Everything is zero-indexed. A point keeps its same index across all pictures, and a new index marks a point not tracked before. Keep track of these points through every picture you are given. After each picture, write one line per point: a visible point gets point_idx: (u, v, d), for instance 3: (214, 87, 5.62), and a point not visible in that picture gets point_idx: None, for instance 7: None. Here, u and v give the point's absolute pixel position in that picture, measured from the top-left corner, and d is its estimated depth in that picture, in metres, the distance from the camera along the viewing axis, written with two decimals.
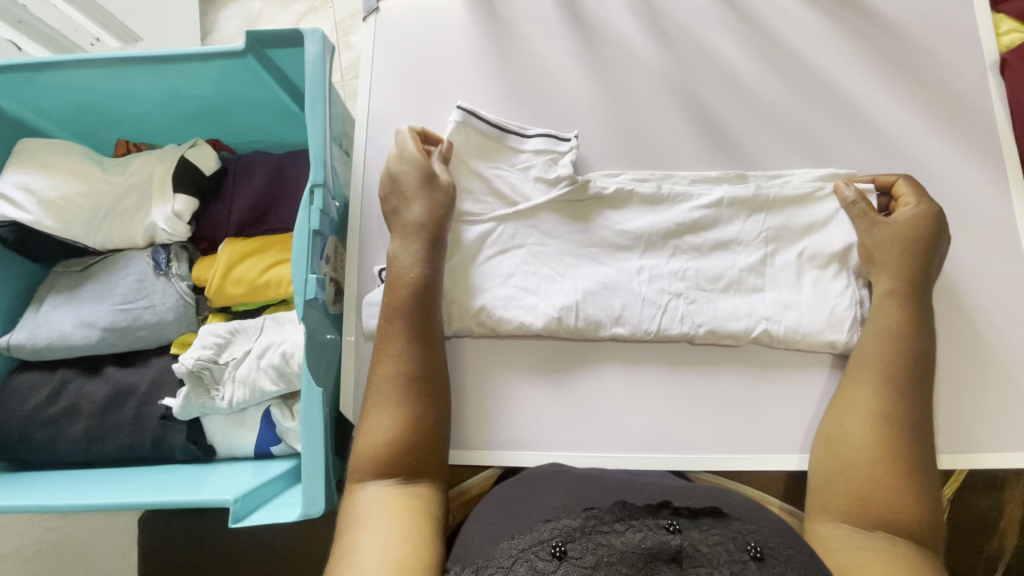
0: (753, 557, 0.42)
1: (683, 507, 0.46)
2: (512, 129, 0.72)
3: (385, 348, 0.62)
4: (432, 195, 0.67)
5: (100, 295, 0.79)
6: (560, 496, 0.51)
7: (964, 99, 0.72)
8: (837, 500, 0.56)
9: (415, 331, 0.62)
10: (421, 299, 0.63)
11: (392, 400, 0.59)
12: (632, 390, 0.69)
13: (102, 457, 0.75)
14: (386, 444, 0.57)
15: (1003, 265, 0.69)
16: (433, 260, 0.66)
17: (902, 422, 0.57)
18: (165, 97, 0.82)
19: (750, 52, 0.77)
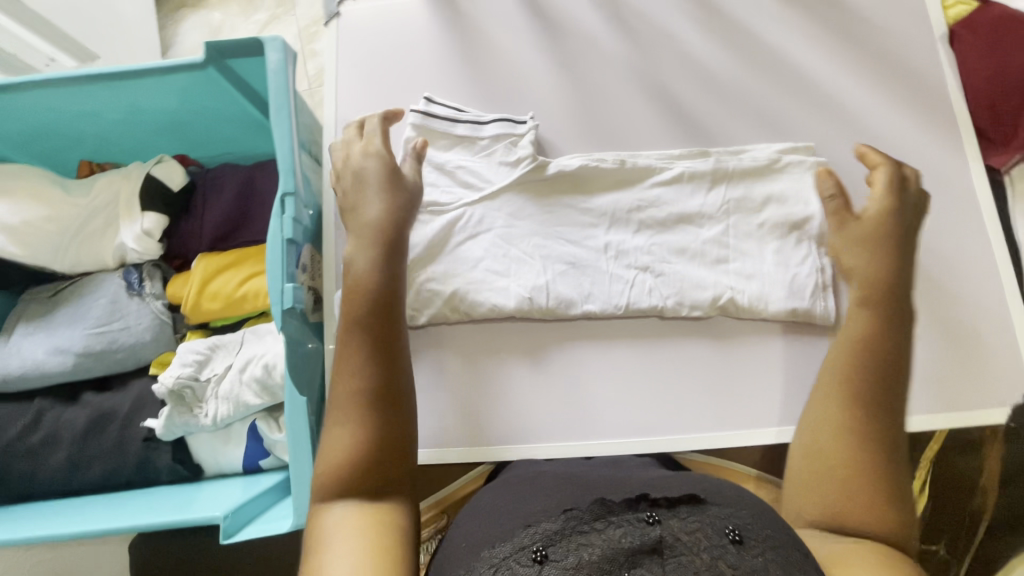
0: (732, 540, 0.41)
1: (661, 497, 0.45)
2: (469, 119, 0.73)
3: (341, 362, 0.55)
4: (392, 194, 0.63)
5: (73, 320, 0.77)
6: (540, 498, 0.50)
7: (917, 71, 0.74)
8: (820, 493, 0.50)
9: (373, 344, 0.55)
10: (381, 304, 0.57)
11: (352, 413, 0.52)
12: (612, 375, 0.70)
13: (85, 484, 0.74)
14: (346, 464, 0.50)
15: (963, 228, 0.71)
16: (393, 265, 0.60)
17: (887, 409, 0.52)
18: (126, 114, 0.81)
19: (709, 36, 0.78)
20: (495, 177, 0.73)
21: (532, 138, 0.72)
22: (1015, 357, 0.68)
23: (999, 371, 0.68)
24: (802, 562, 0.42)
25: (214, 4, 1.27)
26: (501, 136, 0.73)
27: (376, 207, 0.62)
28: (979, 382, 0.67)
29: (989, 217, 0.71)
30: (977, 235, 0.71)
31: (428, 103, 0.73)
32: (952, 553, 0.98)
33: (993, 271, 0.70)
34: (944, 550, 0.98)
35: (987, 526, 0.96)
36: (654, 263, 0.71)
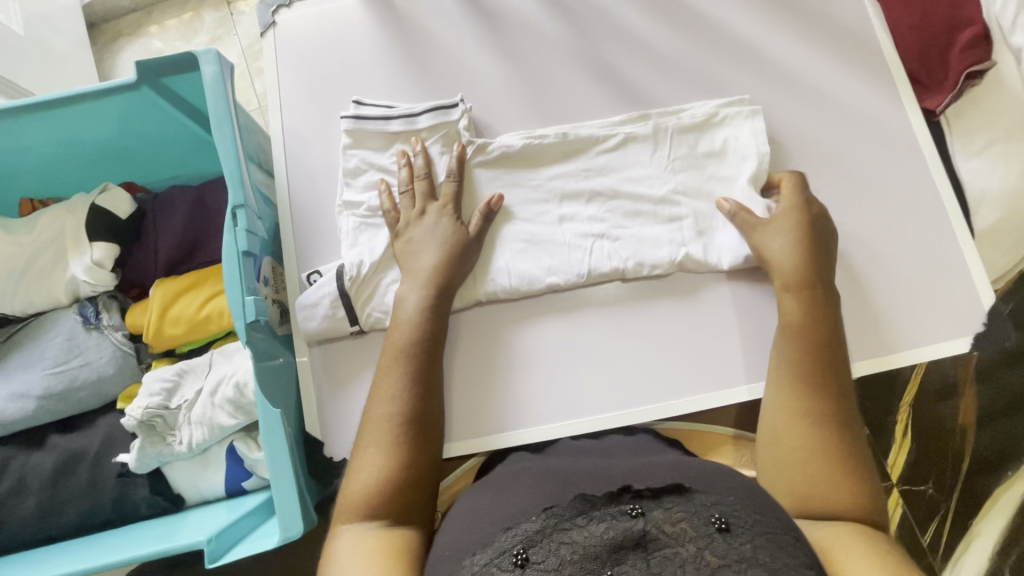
0: (718, 528, 0.43)
1: (645, 489, 0.47)
2: (400, 114, 0.73)
3: (382, 386, 0.60)
4: (448, 246, 0.67)
5: (30, 363, 0.74)
6: (522, 494, 0.50)
7: (847, 26, 0.76)
8: (796, 479, 0.53)
9: (415, 377, 0.60)
10: (422, 341, 0.62)
11: (382, 441, 0.56)
12: (584, 351, 0.71)
13: (61, 530, 0.71)
14: (377, 485, 0.54)
15: (908, 171, 0.73)
16: (438, 306, 0.65)
17: (825, 375, 0.58)
18: (63, 144, 0.78)
19: (646, 10, 0.79)
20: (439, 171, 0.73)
21: (466, 123, 0.73)
22: (969, 289, 0.70)
23: (955, 306, 0.70)
24: (789, 546, 0.43)
25: (153, 31, 1.24)
26: (437, 127, 0.73)
27: (429, 256, 0.67)
28: (936, 319, 0.69)
29: (931, 159, 0.73)
30: (921, 177, 0.73)
31: (358, 105, 0.73)
32: (940, 491, 0.99)
33: (942, 210, 0.72)
34: (932, 490, 0.99)
35: (969, 462, 0.99)
36: (609, 230, 0.71)
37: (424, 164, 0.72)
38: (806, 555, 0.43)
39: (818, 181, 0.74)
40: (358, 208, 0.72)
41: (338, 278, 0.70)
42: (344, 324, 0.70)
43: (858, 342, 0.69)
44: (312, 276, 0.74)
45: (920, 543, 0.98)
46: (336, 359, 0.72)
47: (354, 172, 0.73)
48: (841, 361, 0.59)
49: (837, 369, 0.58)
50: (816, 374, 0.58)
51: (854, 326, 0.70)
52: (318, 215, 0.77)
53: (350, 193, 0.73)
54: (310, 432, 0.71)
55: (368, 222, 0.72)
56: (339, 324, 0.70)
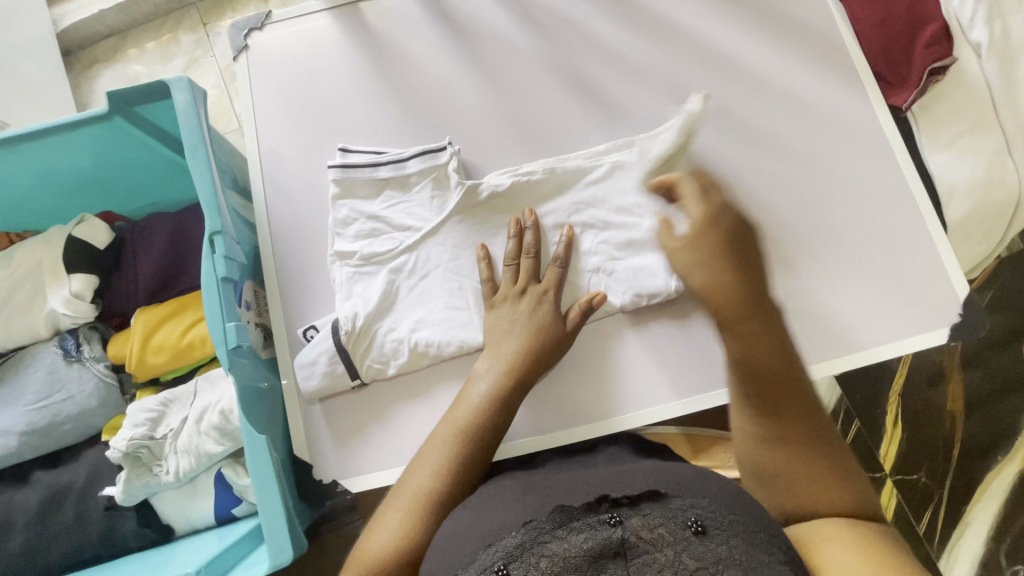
0: (695, 531, 0.44)
1: (622, 497, 0.48)
2: (390, 160, 0.72)
3: (424, 455, 0.58)
4: (534, 333, 0.65)
5: (12, 399, 0.74)
6: (500, 512, 0.50)
7: (813, 27, 0.78)
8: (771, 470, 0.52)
9: (473, 459, 0.57)
10: (485, 423, 0.59)
11: (407, 511, 0.54)
12: (572, 362, 0.72)
13: (50, 566, 0.70)
14: (396, 546, 0.52)
15: (879, 167, 0.74)
16: (513, 388, 0.62)
17: (781, 395, 0.54)
18: (37, 177, 0.78)
19: (615, 20, 0.80)
20: (428, 218, 0.72)
21: (457, 164, 0.73)
22: (945, 279, 0.71)
23: (932, 295, 0.71)
24: (764, 543, 0.44)
25: (130, 57, 1.23)
26: (426, 172, 0.73)
27: (513, 346, 0.65)
28: (913, 310, 0.71)
29: (898, 153, 0.74)
30: (893, 172, 0.74)
31: (344, 154, 0.73)
32: (933, 478, 1.00)
33: (914, 203, 0.73)
34: (924, 477, 1.00)
35: (960, 448, 1.00)
36: (604, 263, 0.72)
37: (533, 236, 0.71)
38: (782, 552, 0.43)
39: (792, 181, 0.75)
40: (351, 258, 0.72)
41: (334, 333, 0.69)
42: (345, 379, 0.70)
43: (832, 336, 0.71)
44: (309, 331, 0.72)
45: (916, 531, 0.99)
46: (340, 413, 0.71)
47: (345, 221, 0.72)
48: (798, 379, 0.56)
49: (794, 386, 0.55)
50: (767, 398, 0.54)
51: (829, 320, 0.71)
52: (298, 237, 0.76)
53: (342, 242, 0.72)
54: (299, 455, 0.71)
55: (362, 271, 0.71)
56: (339, 380, 0.70)
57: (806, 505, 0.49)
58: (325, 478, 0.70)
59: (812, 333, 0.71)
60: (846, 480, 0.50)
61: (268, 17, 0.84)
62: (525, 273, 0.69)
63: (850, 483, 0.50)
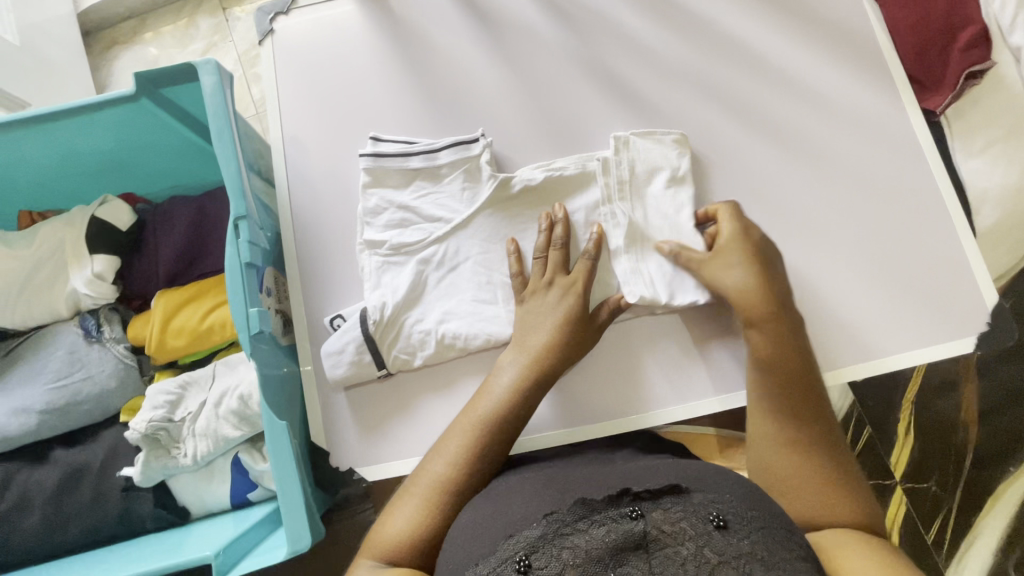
0: (716, 526, 0.44)
1: (644, 490, 0.47)
2: (421, 149, 0.72)
3: (445, 444, 0.57)
4: (562, 325, 0.65)
5: (32, 377, 0.74)
6: (520, 500, 0.50)
7: (846, 26, 0.76)
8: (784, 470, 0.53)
9: (493, 449, 0.57)
10: (509, 415, 0.59)
11: (425, 500, 0.54)
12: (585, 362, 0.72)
13: (66, 544, 0.70)
14: (414, 534, 0.52)
15: (909, 171, 0.73)
16: (538, 382, 0.61)
17: (800, 401, 0.56)
18: (62, 156, 0.77)
19: (645, 14, 0.79)
20: (459, 209, 0.72)
21: (488, 157, 0.72)
22: (972, 287, 0.70)
23: (958, 303, 0.70)
24: (784, 540, 0.44)
25: (149, 39, 1.23)
26: (456, 162, 0.72)
27: (540, 337, 0.64)
28: (938, 317, 0.70)
29: (930, 156, 0.73)
30: (922, 176, 0.73)
31: (375, 143, 0.72)
32: (944, 488, 0.99)
33: (944, 209, 0.72)
34: (935, 487, 0.99)
35: (972, 459, 0.99)
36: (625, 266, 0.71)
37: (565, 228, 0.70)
38: (801, 548, 0.44)
39: (820, 183, 0.74)
40: (381, 247, 0.71)
41: (362, 322, 0.69)
42: (372, 368, 0.69)
43: (855, 340, 0.70)
44: (335, 320, 0.72)
45: (925, 540, 0.98)
46: (362, 405, 0.71)
47: (374, 211, 0.72)
48: (813, 387, 0.58)
49: (810, 394, 0.57)
50: (784, 401, 0.57)
51: (853, 324, 0.70)
52: (319, 225, 0.76)
53: (372, 231, 0.71)
54: (316, 442, 0.71)
55: (390, 261, 0.71)
56: (367, 369, 0.69)
57: (809, 515, 0.50)
58: (341, 466, 0.70)
59: (834, 336, 0.70)
60: (854, 492, 0.51)
61: (294, 2, 0.83)
62: (553, 265, 0.69)
63: (857, 495, 0.51)
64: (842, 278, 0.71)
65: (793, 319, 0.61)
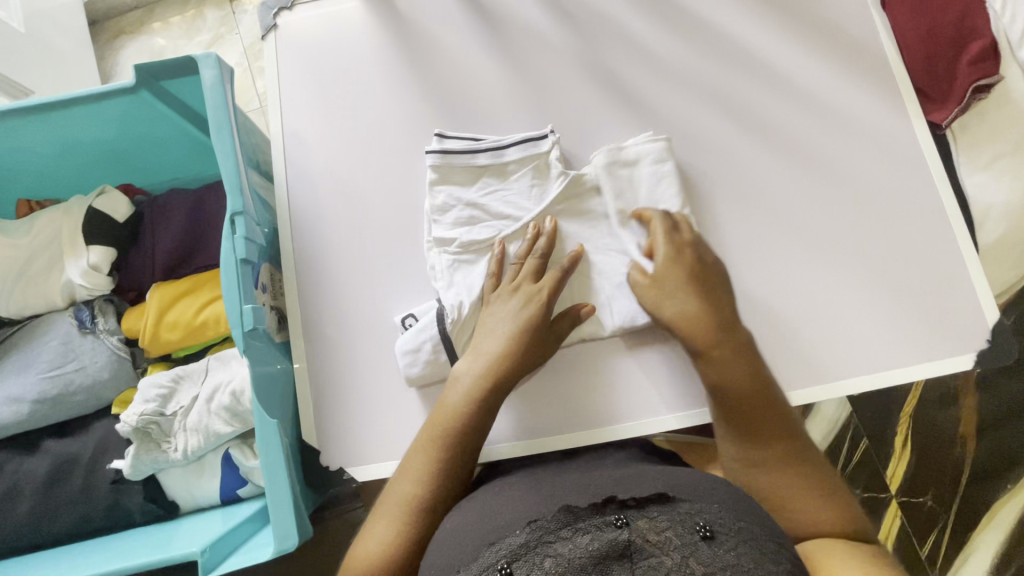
0: (703, 536, 0.43)
1: (630, 498, 0.47)
2: (489, 147, 0.73)
3: (408, 461, 0.58)
4: (517, 333, 0.63)
5: (25, 367, 0.74)
6: (507, 508, 0.51)
7: (854, 36, 0.75)
8: (764, 486, 0.53)
9: (450, 465, 0.57)
10: (462, 429, 0.58)
11: (395, 519, 0.54)
12: (578, 370, 0.71)
13: (55, 535, 0.70)
14: (386, 554, 0.53)
15: (913, 184, 0.72)
16: (490, 395, 0.60)
17: (762, 420, 0.56)
18: (61, 145, 0.77)
19: (651, 18, 0.78)
20: (527, 209, 0.72)
21: (558, 154, 0.73)
22: (975, 303, 0.69)
23: (961, 319, 0.69)
24: (773, 553, 0.43)
25: (154, 30, 1.23)
26: (525, 159, 0.73)
27: (493, 346, 0.63)
28: (940, 332, 0.69)
29: (934, 169, 0.72)
30: (926, 190, 0.72)
31: (441, 140, 0.73)
32: (940, 503, 0.98)
33: (948, 223, 0.71)
34: (931, 501, 0.99)
35: (970, 475, 0.98)
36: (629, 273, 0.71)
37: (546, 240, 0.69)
38: (789, 561, 0.43)
39: (822, 193, 0.73)
40: (450, 245, 0.71)
41: (438, 321, 0.68)
42: (447, 367, 0.68)
43: (854, 353, 0.69)
44: (407, 320, 0.71)
45: (919, 555, 0.98)
46: (426, 405, 0.69)
47: (442, 208, 0.72)
48: (776, 400, 0.57)
49: (774, 410, 0.56)
50: (751, 421, 0.56)
51: (851, 336, 0.70)
52: (317, 223, 0.76)
53: (440, 229, 0.72)
54: (308, 441, 0.71)
55: (461, 259, 0.71)
56: (441, 368, 0.68)
57: (796, 527, 0.50)
58: (332, 465, 0.70)
59: (832, 348, 0.70)
60: (833, 497, 0.52)
61: None
62: (529, 275, 0.67)
63: (835, 501, 0.52)
64: (843, 290, 0.71)
65: (738, 338, 0.60)
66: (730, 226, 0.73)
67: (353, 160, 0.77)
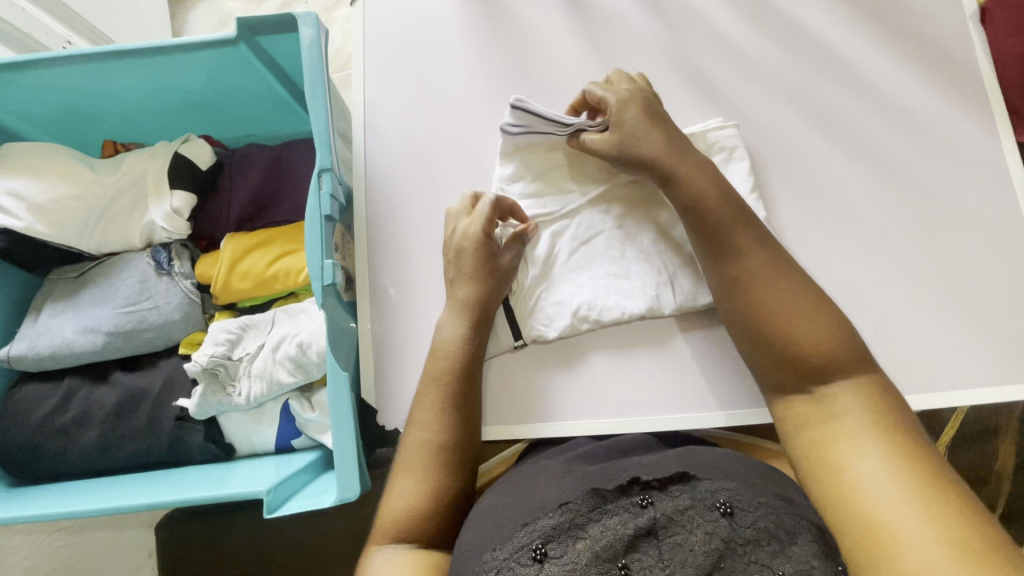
0: (723, 513, 0.44)
1: (653, 480, 0.48)
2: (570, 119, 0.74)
3: (418, 414, 0.62)
4: (480, 279, 0.67)
5: (101, 300, 0.77)
6: (542, 490, 0.51)
7: (948, 50, 0.74)
8: (762, 330, 0.55)
9: (455, 408, 0.62)
10: (463, 372, 0.63)
11: (418, 469, 0.59)
12: (631, 359, 0.71)
13: (120, 463, 0.74)
14: (414, 503, 0.57)
15: (994, 204, 0.71)
16: (477, 335, 0.66)
17: (733, 245, 0.58)
18: (152, 93, 0.80)
19: (740, 15, 0.78)
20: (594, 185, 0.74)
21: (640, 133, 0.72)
22: None
23: None
24: (791, 525, 0.44)
25: None
26: None
27: (466, 291, 0.66)
28: (1011, 356, 0.67)
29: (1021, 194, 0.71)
30: (1007, 210, 0.71)
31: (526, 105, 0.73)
32: None
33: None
34: None
35: (1004, 513, 0.96)
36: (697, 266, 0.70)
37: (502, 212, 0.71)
38: (812, 531, 0.45)
39: (898, 205, 0.72)
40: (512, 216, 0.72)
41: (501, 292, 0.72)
42: (508, 337, 0.70)
43: (920, 369, 0.68)
44: None
45: None
46: (488, 376, 0.71)
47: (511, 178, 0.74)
48: (744, 215, 0.60)
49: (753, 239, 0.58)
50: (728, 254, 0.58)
51: (918, 352, 0.69)
52: (391, 189, 0.78)
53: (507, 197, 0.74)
54: (365, 399, 0.73)
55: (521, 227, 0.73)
56: (503, 337, 0.71)
57: (795, 353, 0.52)
58: (387, 424, 0.72)
59: (896, 361, 0.69)
60: (827, 330, 0.52)
61: None
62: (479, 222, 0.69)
63: (828, 327, 0.52)
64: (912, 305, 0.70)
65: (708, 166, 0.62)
66: (801, 229, 0.73)
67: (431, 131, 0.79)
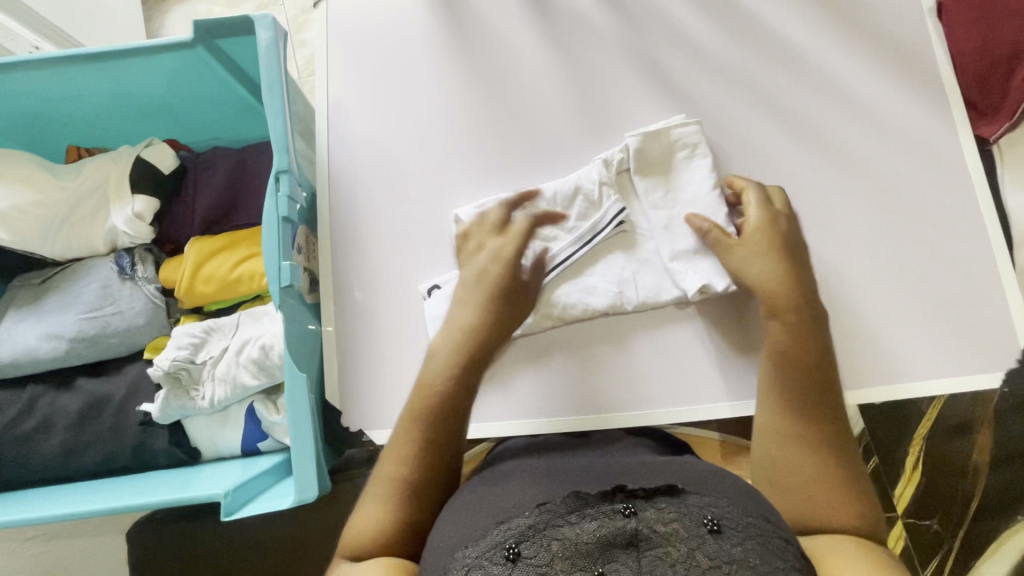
0: (710, 530, 0.41)
1: (639, 489, 0.45)
2: None
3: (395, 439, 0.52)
4: (486, 307, 0.59)
5: (64, 306, 0.76)
6: (517, 491, 0.49)
7: (906, 45, 0.75)
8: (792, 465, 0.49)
9: (439, 437, 0.52)
10: (456, 401, 0.53)
11: (389, 498, 0.50)
12: (594, 357, 0.72)
13: (84, 469, 0.73)
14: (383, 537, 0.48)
15: (953, 197, 0.71)
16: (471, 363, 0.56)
17: (818, 382, 0.53)
18: (114, 97, 0.80)
19: (702, 13, 0.78)
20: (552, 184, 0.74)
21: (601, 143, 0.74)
22: (1006, 324, 0.68)
23: (988, 336, 0.68)
24: (779, 549, 0.41)
25: None
26: None
27: (467, 317, 0.58)
28: (966, 348, 0.68)
29: (979, 188, 0.71)
30: (965, 203, 0.71)
31: None
32: (946, 527, 0.92)
33: (984, 239, 0.70)
34: (937, 525, 0.93)
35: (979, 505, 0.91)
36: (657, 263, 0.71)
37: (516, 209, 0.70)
38: (797, 558, 0.41)
39: (858, 199, 0.73)
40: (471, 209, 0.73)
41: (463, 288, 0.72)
42: None
43: (878, 362, 0.69)
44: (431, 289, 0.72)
45: None
46: None
47: None
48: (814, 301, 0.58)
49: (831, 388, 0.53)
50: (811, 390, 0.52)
51: (876, 345, 0.69)
52: (355, 190, 0.78)
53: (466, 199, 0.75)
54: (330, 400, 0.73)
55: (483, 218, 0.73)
56: None
57: (813, 513, 0.46)
58: (351, 426, 0.71)
59: (854, 355, 0.69)
60: (859, 497, 0.47)
61: None
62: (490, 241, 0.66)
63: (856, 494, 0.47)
64: (871, 299, 0.70)
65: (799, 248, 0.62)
66: None
67: (394, 131, 0.79)
